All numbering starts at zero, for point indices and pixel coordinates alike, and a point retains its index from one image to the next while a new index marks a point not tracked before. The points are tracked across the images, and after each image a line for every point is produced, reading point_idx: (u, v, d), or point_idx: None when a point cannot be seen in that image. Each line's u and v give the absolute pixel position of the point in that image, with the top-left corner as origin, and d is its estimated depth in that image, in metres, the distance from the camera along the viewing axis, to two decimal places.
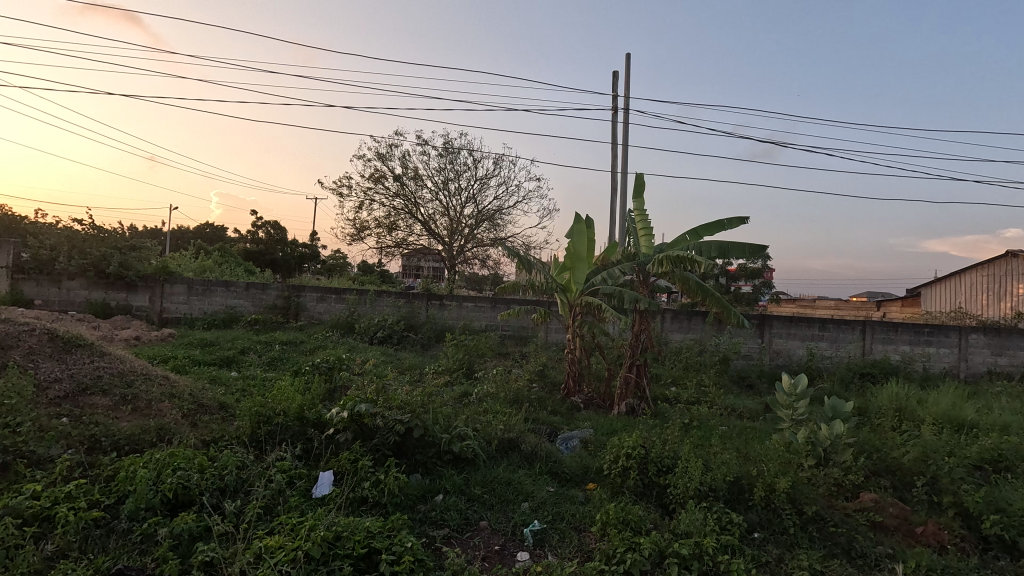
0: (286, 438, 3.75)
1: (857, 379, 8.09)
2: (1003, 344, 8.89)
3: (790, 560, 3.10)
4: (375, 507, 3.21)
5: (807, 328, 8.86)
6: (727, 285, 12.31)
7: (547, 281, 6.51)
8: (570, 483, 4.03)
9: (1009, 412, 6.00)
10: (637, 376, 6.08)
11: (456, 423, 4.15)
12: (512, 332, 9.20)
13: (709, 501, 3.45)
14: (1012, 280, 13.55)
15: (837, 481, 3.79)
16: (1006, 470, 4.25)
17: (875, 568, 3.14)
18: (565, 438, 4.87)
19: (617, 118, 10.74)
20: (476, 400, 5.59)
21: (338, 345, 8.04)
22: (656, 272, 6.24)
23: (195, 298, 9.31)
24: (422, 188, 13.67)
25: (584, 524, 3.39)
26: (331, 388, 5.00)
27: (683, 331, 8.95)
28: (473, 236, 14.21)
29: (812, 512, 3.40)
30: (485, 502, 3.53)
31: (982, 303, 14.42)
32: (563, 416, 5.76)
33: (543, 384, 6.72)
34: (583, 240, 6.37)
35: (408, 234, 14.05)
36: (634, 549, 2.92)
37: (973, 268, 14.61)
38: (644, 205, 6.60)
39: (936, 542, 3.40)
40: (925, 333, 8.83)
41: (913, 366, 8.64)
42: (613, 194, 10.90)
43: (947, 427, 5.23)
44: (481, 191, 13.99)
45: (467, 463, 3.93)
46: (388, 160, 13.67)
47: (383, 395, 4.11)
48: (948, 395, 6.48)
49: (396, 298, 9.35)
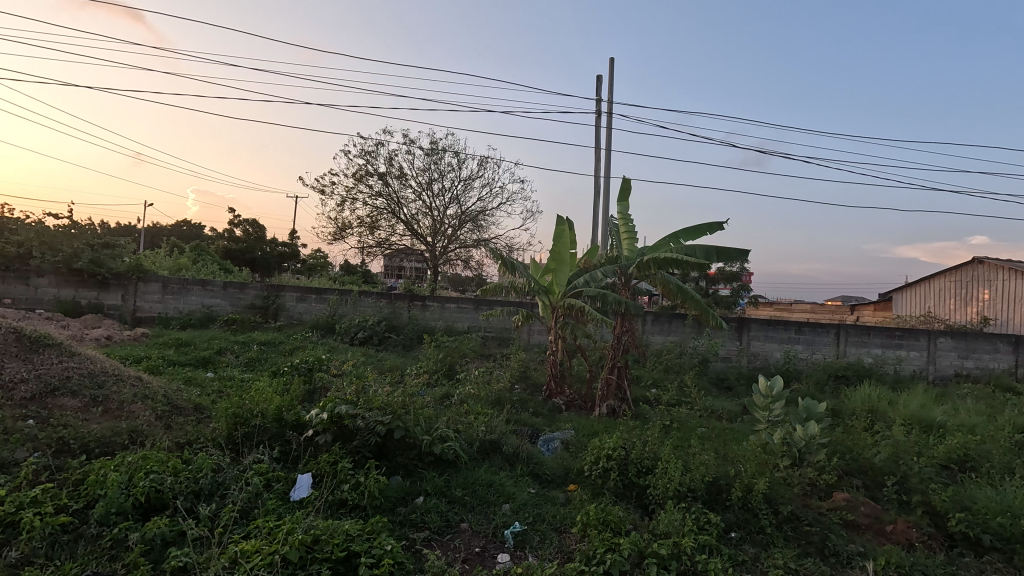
0: (263, 440, 3.70)
1: (832, 380, 8.29)
2: (969, 348, 9.20)
3: (765, 559, 3.16)
4: (354, 510, 3.17)
5: (784, 332, 9.05)
6: (707, 289, 12.54)
7: (529, 284, 6.50)
8: (551, 484, 4.05)
9: (975, 414, 6.22)
10: (618, 378, 6.13)
11: (438, 425, 4.12)
12: (495, 333, 9.22)
13: (688, 502, 3.51)
14: (979, 285, 14.04)
15: (811, 480, 3.84)
16: (972, 470, 4.40)
17: (847, 566, 3.21)
18: (546, 439, 4.89)
19: (600, 121, 10.84)
20: (457, 400, 5.59)
21: (318, 346, 7.93)
22: (639, 275, 6.29)
23: (170, 297, 9.11)
24: (405, 188, 13.56)
25: (565, 525, 3.40)
26: (309, 390, 4.99)
27: (664, 333, 9.07)
28: (456, 236, 14.12)
29: (787, 511, 3.46)
30: (466, 504, 3.53)
31: (951, 308, 14.87)
32: (546, 418, 5.78)
33: (525, 385, 6.75)
34: (567, 242, 6.37)
35: (390, 234, 13.93)
36: (614, 549, 2.94)
37: (943, 274, 15.07)
38: (627, 209, 6.68)
39: (905, 540, 3.47)
40: (897, 336, 9.09)
41: (885, 368, 8.87)
42: (597, 198, 10.97)
43: (916, 429, 5.41)
44: (466, 191, 13.94)
45: (448, 465, 3.92)
46: (371, 159, 13.54)
47: (363, 396, 4.08)
48: (918, 398, 6.67)
49: (378, 298, 9.29)
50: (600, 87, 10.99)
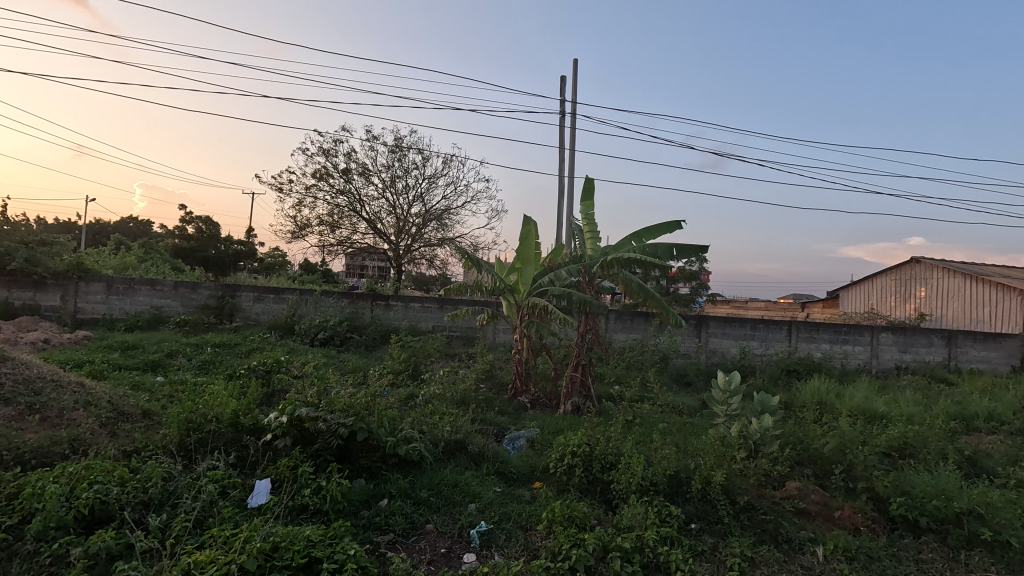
0: (218, 446, 3.56)
1: (784, 375, 8.66)
2: (908, 342, 9.79)
3: (723, 548, 3.27)
4: (316, 515, 3.09)
5: (740, 329, 9.38)
6: (667, 287, 12.87)
7: (495, 283, 6.50)
8: (517, 482, 4.06)
9: (913, 404, 6.63)
10: (582, 375, 6.21)
11: (402, 426, 4.06)
12: (460, 332, 9.17)
13: (650, 496, 3.59)
14: (916, 283, 14.96)
15: (766, 471, 4.00)
16: (910, 456, 4.68)
17: (799, 551, 3.36)
18: (512, 437, 4.91)
19: (564, 122, 10.94)
20: (422, 401, 5.53)
21: (276, 347, 7.69)
22: (602, 274, 6.40)
23: (116, 298, 8.63)
24: (367, 185, 13.30)
25: (531, 523, 3.42)
26: (268, 393, 4.84)
27: (626, 331, 9.25)
28: (420, 235, 13.96)
29: (744, 501, 3.59)
30: (431, 505, 3.50)
31: (891, 305, 15.78)
32: (511, 416, 5.80)
33: (491, 384, 6.75)
34: (532, 241, 6.40)
35: (352, 232, 13.64)
36: (579, 545, 2.97)
37: (884, 273, 15.98)
38: (590, 209, 6.77)
39: (851, 525, 3.66)
40: (843, 332, 9.58)
41: (832, 362, 9.33)
42: (561, 198, 11.08)
43: (861, 419, 5.71)
44: (430, 190, 13.80)
45: (413, 466, 3.87)
46: (332, 156, 13.21)
47: (325, 398, 3.98)
48: (862, 390, 7.05)
49: (340, 297, 9.09)
50: (563, 87, 11.10)
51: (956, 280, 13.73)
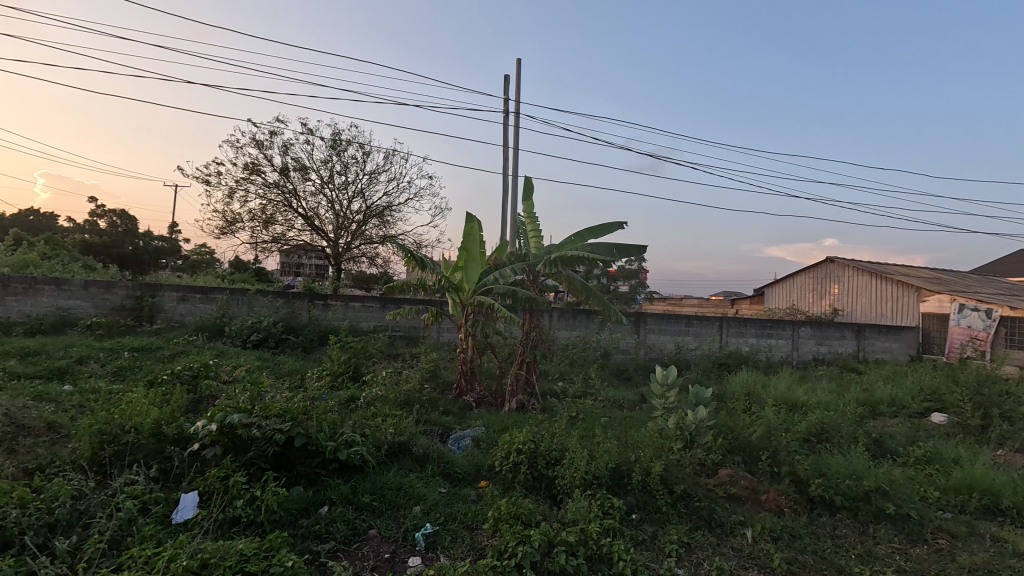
0: (138, 459, 3.28)
1: (716, 368, 9.15)
2: (824, 335, 10.62)
3: (662, 536, 3.41)
4: (249, 527, 2.93)
5: (676, 325, 9.81)
6: (608, 285, 13.24)
7: (439, 281, 6.42)
8: (462, 482, 4.03)
9: (828, 393, 7.21)
10: (527, 373, 6.26)
11: (343, 430, 3.92)
12: (403, 332, 8.99)
13: (593, 489, 3.68)
14: (831, 281, 16.27)
15: (700, 460, 4.21)
16: (827, 441, 5.08)
17: (730, 534, 3.57)
18: (457, 437, 4.87)
19: (508, 121, 10.98)
20: (364, 403, 5.37)
21: (203, 350, 7.21)
22: (546, 272, 6.46)
23: (14, 298, 7.77)
24: (304, 180, 12.74)
25: (477, 522, 3.41)
26: (194, 400, 4.52)
27: (569, 328, 9.43)
28: (360, 232, 13.54)
29: (680, 490, 3.76)
30: (374, 510, 3.41)
31: (809, 302, 17.07)
32: (456, 416, 5.76)
33: (435, 384, 6.67)
34: (476, 239, 6.35)
35: (288, 229, 13.03)
36: (525, 542, 2.99)
37: (803, 272, 17.25)
38: (533, 208, 6.84)
39: (776, 507, 3.91)
40: (768, 327, 10.25)
41: (759, 355, 9.96)
42: (505, 197, 11.11)
43: (784, 408, 6.14)
44: (371, 186, 13.41)
45: (355, 471, 3.76)
46: (265, 148, 12.54)
47: (258, 403, 3.77)
48: (784, 380, 7.57)
49: (275, 297, 8.66)
50: (507, 86, 11.12)
51: (864, 278, 15.05)
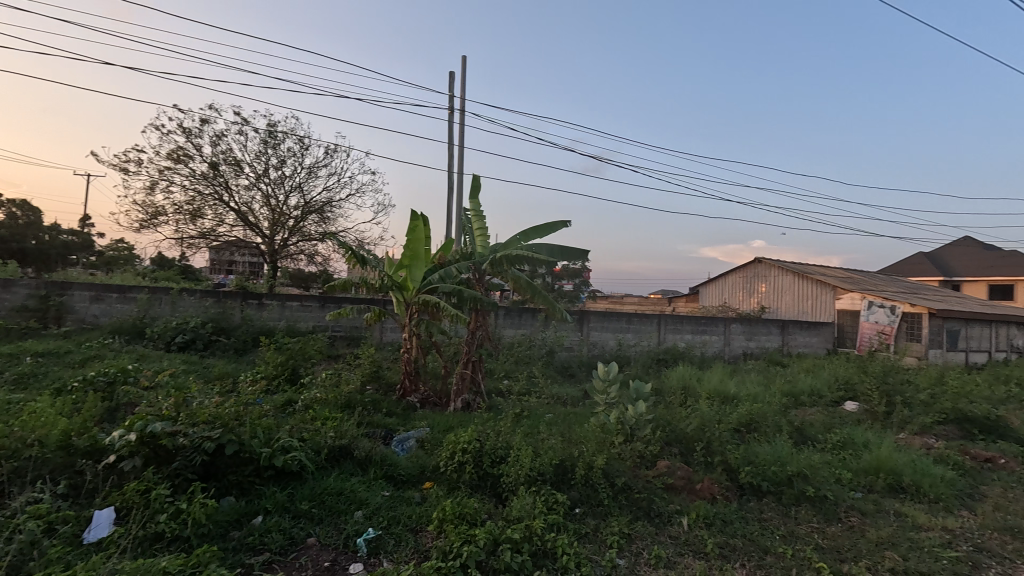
0: (42, 475, 2.98)
1: (655, 364, 9.51)
2: (752, 331, 11.30)
3: (604, 528, 3.50)
4: (174, 543, 2.74)
5: (617, 322, 10.10)
6: (553, 284, 13.44)
7: (382, 280, 6.27)
8: (406, 484, 3.96)
9: (756, 385, 7.67)
10: (472, 372, 6.24)
11: (279, 435, 3.74)
12: (344, 332, 8.71)
13: (538, 485, 3.72)
14: (758, 280, 17.34)
15: (640, 453, 4.36)
16: (755, 430, 5.41)
17: (667, 522, 3.72)
18: (401, 439, 4.78)
19: (453, 119, 10.89)
20: (302, 407, 5.15)
21: (121, 354, 6.66)
22: (491, 271, 6.47)
23: None
24: (236, 172, 12.04)
25: (421, 524, 3.36)
26: (110, 409, 4.17)
27: (515, 327, 9.48)
28: (298, 228, 12.97)
29: (621, 483, 3.88)
30: (313, 517, 3.28)
31: (739, 300, 18.13)
32: (400, 417, 5.65)
33: (378, 385, 6.51)
34: (421, 237, 6.23)
35: (218, 224, 12.27)
36: (470, 541, 2.98)
37: (734, 271, 18.29)
38: (479, 206, 6.81)
39: (709, 494, 4.12)
40: (703, 323, 10.77)
41: (694, 351, 10.45)
42: (451, 195, 11.01)
43: (717, 400, 6.48)
44: (309, 180, 12.88)
45: (292, 478, 3.60)
46: (192, 137, 11.74)
47: (185, 410, 3.53)
48: (717, 374, 7.99)
49: (203, 296, 8.13)
50: (452, 83, 11.01)
51: (787, 278, 16.14)
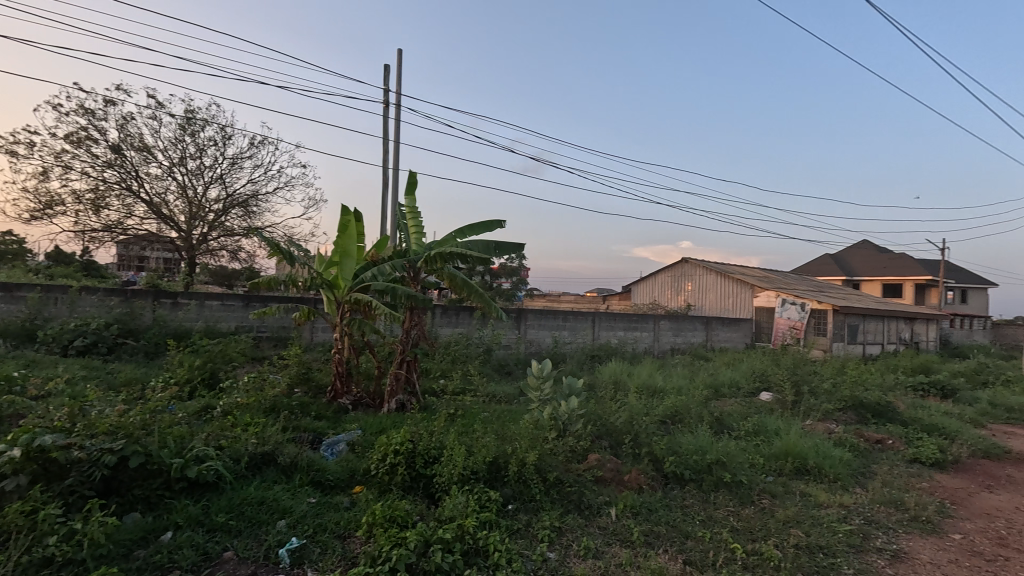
0: None
1: (589, 360, 9.78)
2: (679, 327, 11.90)
3: (536, 522, 3.56)
4: (66, 567, 2.48)
5: (553, 320, 10.29)
6: (490, 283, 13.47)
7: (311, 278, 6.02)
8: (334, 490, 3.82)
9: (682, 378, 8.09)
10: (407, 372, 6.12)
11: (193, 444, 3.49)
12: (270, 333, 8.28)
13: (471, 484, 3.72)
14: (685, 279, 18.29)
15: (571, 447, 4.47)
16: (679, 422, 5.70)
17: (597, 514, 3.83)
18: (330, 443, 4.61)
19: (388, 113, 10.62)
20: (221, 413, 4.84)
21: (7, 360, 5.95)
22: (427, 269, 6.40)
23: None
24: (148, 160, 11.09)
25: (349, 530, 3.25)
26: None
27: (452, 325, 9.41)
28: (219, 223, 12.16)
29: (553, 477, 3.95)
30: (231, 530, 3.09)
31: (668, 298, 19.03)
32: (329, 421, 5.44)
33: (306, 388, 6.24)
34: (352, 233, 6.01)
35: (126, 216, 11.26)
36: (400, 544, 2.93)
37: (662, 271, 19.18)
38: (414, 202, 6.69)
39: (636, 485, 4.29)
40: (634, 320, 11.21)
41: (626, 347, 10.84)
42: (385, 191, 10.74)
43: (645, 394, 6.77)
44: (232, 171, 12.11)
45: (207, 489, 3.37)
46: (95, 119, 10.68)
47: (81, 421, 3.21)
48: (647, 369, 8.35)
49: (108, 295, 7.42)
50: (388, 76, 10.74)
51: (711, 277, 17.13)
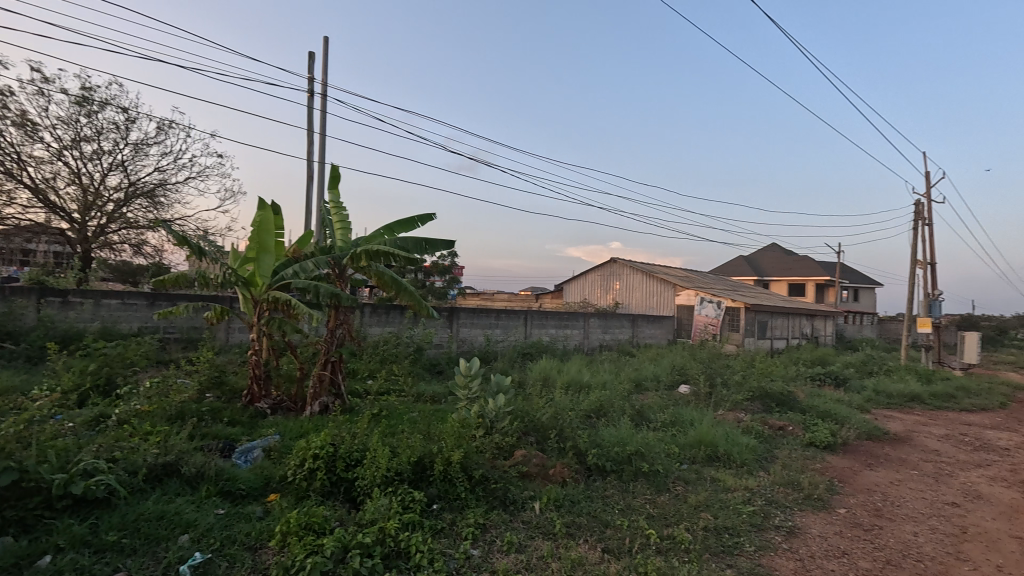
0: None
1: (520, 358, 9.90)
2: (607, 324, 12.33)
3: (460, 521, 3.54)
4: None
5: (486, 318, 10.30)
6: (423, 281, 13.27)
7: (224, 275, 5.63)
8: (246, 499, 3.60)
9: (608, 374, 8.39)
10: (331, 374, 5.89)
11: (80, 457, 3.16)
12: (179, 334, 7.66)
13: (394, 486, 3.64)
14: (613, 279, 18.98)
15: (498, 444, 4.50)
16: (603, 415, 5.90)
17: (521, 509, 3.88)
18: (243, 450, 4.33)
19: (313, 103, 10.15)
20: (117, 421, 4.41)
21: None
22: (353, 266, 6.19)
23: None
24: (32, 142, 9.91)
25: (261, 541, 3.07)
26: None
27: (381, 325, 9.17)
28: (120, 214, 11.09)
29: (479, 475, 3.95)
30: (124, 549, 2.82)
31: (598, 296, 19.65)
32: (244, 426, 5.12)
33: (219, 392, 5.83)
34: (270, 227, 5.71)
35: (5, 203, 9.99)
36: (315, 552, 2.81)
37: (593, 270, 19.78)
38: (339, 197, 6.45)
39: (561, 478, 4.39)
40: (565, 318, 11.47)
41: (556, 344, 11.08)
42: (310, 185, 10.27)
43: (573, 390, 6.95)
44: (136, 158, 11.08)
45: (97, 506, 3.06)
46: None
47: None
48: (575, 366, 8.57)
49: None
50: (313, 65, 10.27)
51: (637, 276, 17.89)
